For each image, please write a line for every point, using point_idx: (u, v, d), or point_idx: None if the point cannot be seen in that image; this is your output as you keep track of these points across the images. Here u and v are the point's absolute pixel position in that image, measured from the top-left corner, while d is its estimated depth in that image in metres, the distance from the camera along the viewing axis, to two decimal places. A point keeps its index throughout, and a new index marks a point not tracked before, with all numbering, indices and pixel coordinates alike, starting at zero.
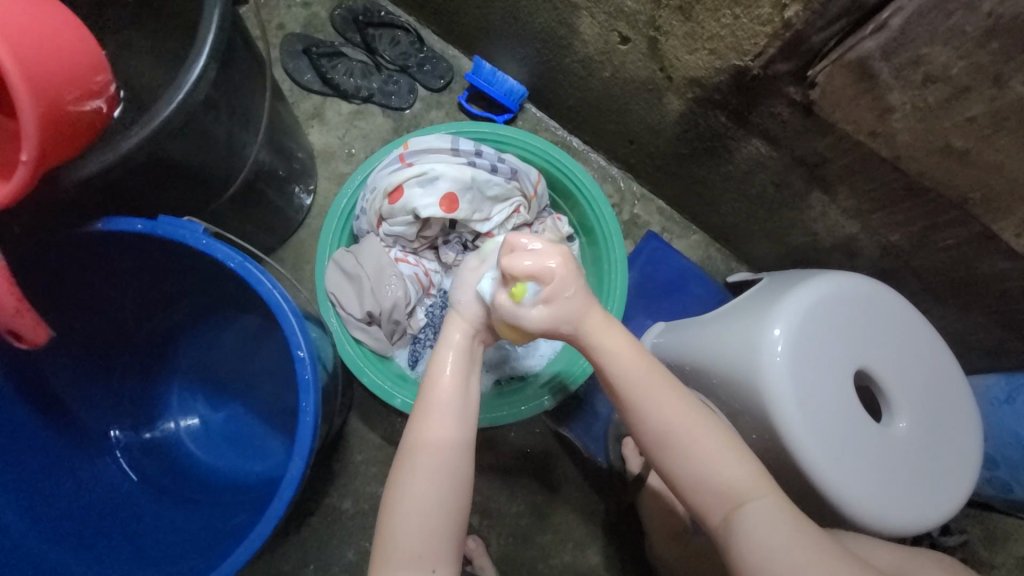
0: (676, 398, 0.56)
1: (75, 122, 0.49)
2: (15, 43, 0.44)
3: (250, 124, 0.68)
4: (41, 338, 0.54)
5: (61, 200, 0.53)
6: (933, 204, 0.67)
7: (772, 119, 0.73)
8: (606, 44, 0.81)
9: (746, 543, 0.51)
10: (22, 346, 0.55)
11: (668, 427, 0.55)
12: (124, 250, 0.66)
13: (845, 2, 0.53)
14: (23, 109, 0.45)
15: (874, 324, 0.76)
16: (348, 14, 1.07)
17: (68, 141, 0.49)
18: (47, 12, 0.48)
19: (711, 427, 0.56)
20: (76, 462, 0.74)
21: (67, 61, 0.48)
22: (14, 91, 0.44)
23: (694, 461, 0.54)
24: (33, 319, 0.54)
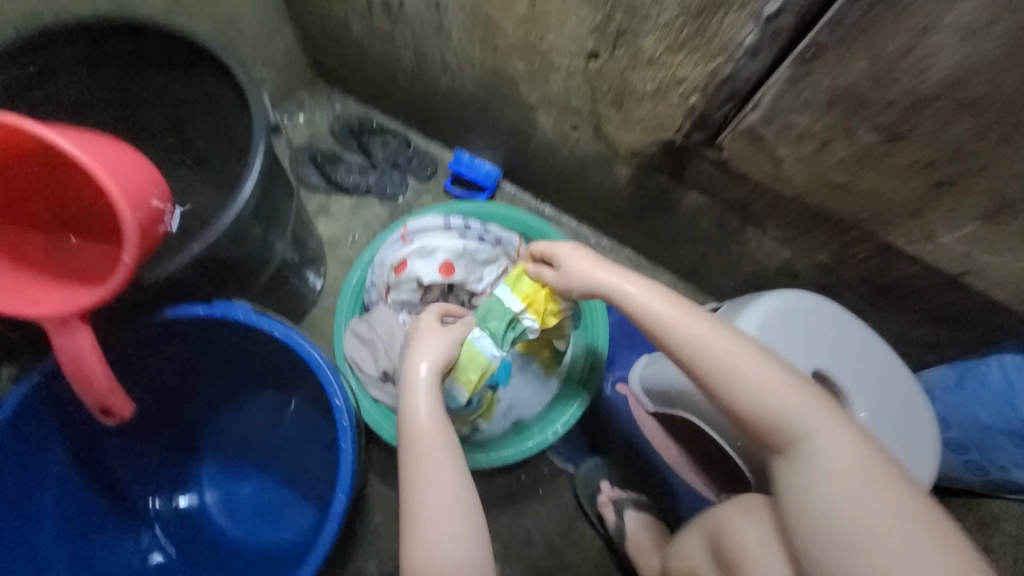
0: (708, 329, 0.61)
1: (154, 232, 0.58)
2: (116, 172, 0.55)
3: (279, 223, 0.83)
4: (129, 411, 0.62)
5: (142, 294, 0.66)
6: (840, 227, 0.84)
7: (701, 175, 0.90)
8: (561, 132, 1.01)
9: (814, 478, 0.55)
10: (109, 422, 0.62)
11: (717, 358, 0.59)
12: (172, 338, 0.78)
13: (728, 91, 0.72)
14: (124, 219, 0.53)
15: (822, 331, 0.90)
16: (346, 127, 1.28)
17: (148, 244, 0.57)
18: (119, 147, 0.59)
19: (763, 362, 0.59)
20: (118, 534, 0.83)
21: (148, 183, 0.58)
22: (117, 207, 0.53)
23: (749, 387, 0.58)
24: (123, 396, 0.61)
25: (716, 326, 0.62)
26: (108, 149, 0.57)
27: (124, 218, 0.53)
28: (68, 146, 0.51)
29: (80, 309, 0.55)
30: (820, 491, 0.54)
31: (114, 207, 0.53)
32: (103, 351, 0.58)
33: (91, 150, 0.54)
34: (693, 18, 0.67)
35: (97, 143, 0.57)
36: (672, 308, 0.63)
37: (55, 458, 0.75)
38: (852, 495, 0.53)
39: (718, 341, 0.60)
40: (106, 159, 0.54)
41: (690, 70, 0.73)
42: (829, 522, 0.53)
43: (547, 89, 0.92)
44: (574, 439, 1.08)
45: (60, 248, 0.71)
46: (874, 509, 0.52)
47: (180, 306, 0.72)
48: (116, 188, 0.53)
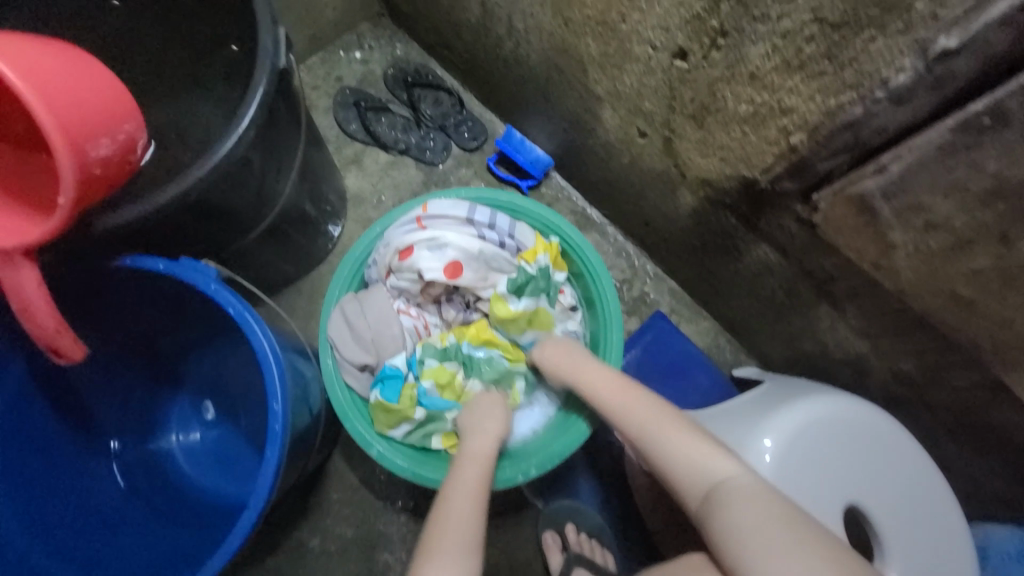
0: (641, 402, 0.71)
1: (108, 171, 0.54)
2: (49, 99, 0.48)
3: (281, 177, 0.75)
4: (79, 354, 0.57)
5: (91, 239, 0.59)
6: (945, 342, 0.64)
7: (781, 230, 0.72)
8: (625, 135, 0.84)
9: (723, 513, 0.58)
10: (61, 363, 0.58)
11: (657, 437, 0.67)
12: (131, 284, 0.69)
13: (847, 138, 0.53)
14: (62, 160, 0.49)
15: (873, 459, 0.72)
16: (400, 74, 1.16)
17: (95, 182, 0.53)
18: (62, 61, 0.52)
19: (694, 434, 0.66)
20: (75, 463, 0.77)
21: (99, 117, 0.52)
22: (53, 146, 0.48)
23: (670, 454, 0.65)
24: (73, 338, 0.57)
25: (639, 392, 0.73)
26: (40, 57, 0.50)
27: (62, 159, 0.49)
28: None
29: (23, 246, 0.51)
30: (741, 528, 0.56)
31: (52, 145, 0.48)
32: (47, 291, 0.54)
33: (29, 72, 0.48)
34: (829, 32, 0.48)
35: (42, 55, 0.50)
36: (611, 379, 0.76)
37: (9, 376, 0.69)
38: (753, 539, 0.55)
39: (633, 408, 0.71)
40: (46, 86, 0.49)
41: (802, 100, 0.55)
42: (736, 542, 0.56)
43: (620, 81, 0.75)
44: (552, 474, 0.99)
45: (27, 164, 0.59)
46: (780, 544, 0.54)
47: (140, 255, 0.64)
48: (53, 126, 0.48)
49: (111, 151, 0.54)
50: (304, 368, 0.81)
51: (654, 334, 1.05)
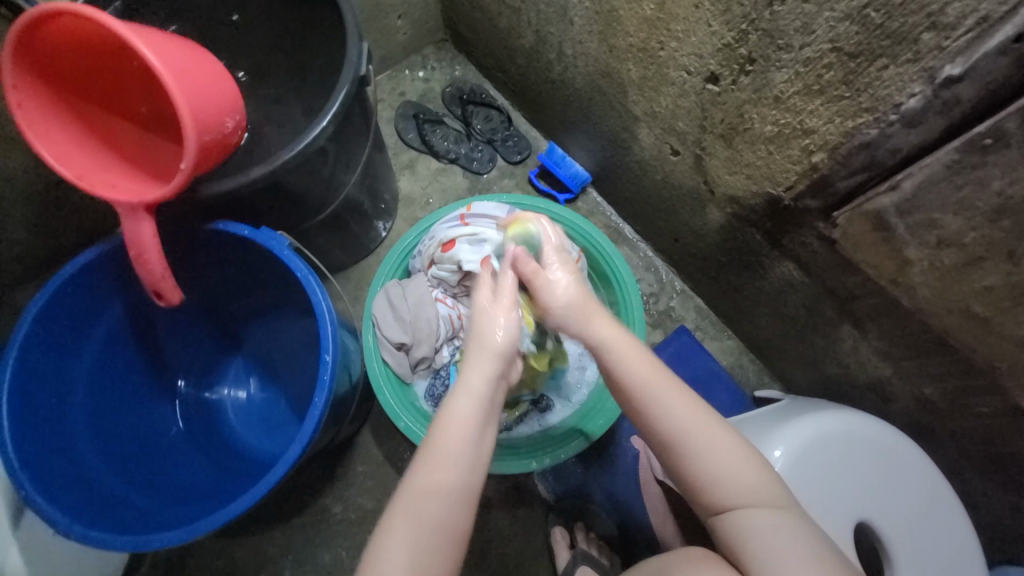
0: (692, 406, 0.58)
1: (215, 146, 0.65)
2: (183, 85, 0.59)
3: (349, 169, 0.85)
4: (176, 298, 0.68)
5: (193, 204, 0.71)
6: (965, 364, 0.65)
7: (804, 247, 0.75)
8: (660, 153, 0.91)
9: (760, 530, 0.53)
10: (160, 303, 0.69)
11: (698, 441, 0.57)
12: (218, 249, 0.81)
13: (865, 158, 0.58)
14: (187, 134, 0.59)
15: (887, 479, 0.72)
16: (456, 92, 1.28)
17: (206, 155, 0.63)
18: (193, 58, 0.63)
19: (738, 448, 0.58)
20: (147, 401, 0.89)
21: (218, 104, 0.64)
22: (182, 123, 0.58)
23: (711, 465, 0.56)
24: (174, 284, 0.68)
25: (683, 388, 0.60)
26: (178, 53, 0.62)
27: (187, 133, 0.59)
28: (150, 57, 0.56)
29: (147, 202, 0.62)
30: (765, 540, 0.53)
31: (178, 118, 0.58)
32: (160, 240, 0.65)
33: (171, 61, 0.59)
34: (845, 60, 0.54)
35: (178, 52, 0.62)
36: (640, 361, 0.60)
37: (108, 317, 0.81)
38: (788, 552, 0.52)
39: (680, 403, 0.58)
40: (181, 74, 0.59)
41: (822, 122, 0.60)
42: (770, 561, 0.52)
43: (656, 103, 0.82)
44: (566, 472, 1.02)
45: (149, 145, 0.72)
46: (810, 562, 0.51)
47: (230, 222, 0.75)
48: (184, 106, 0.58)
49: (218, 132, 0.64)
50: (349, 341, 0.90)
51: (676, 347, 1.08)
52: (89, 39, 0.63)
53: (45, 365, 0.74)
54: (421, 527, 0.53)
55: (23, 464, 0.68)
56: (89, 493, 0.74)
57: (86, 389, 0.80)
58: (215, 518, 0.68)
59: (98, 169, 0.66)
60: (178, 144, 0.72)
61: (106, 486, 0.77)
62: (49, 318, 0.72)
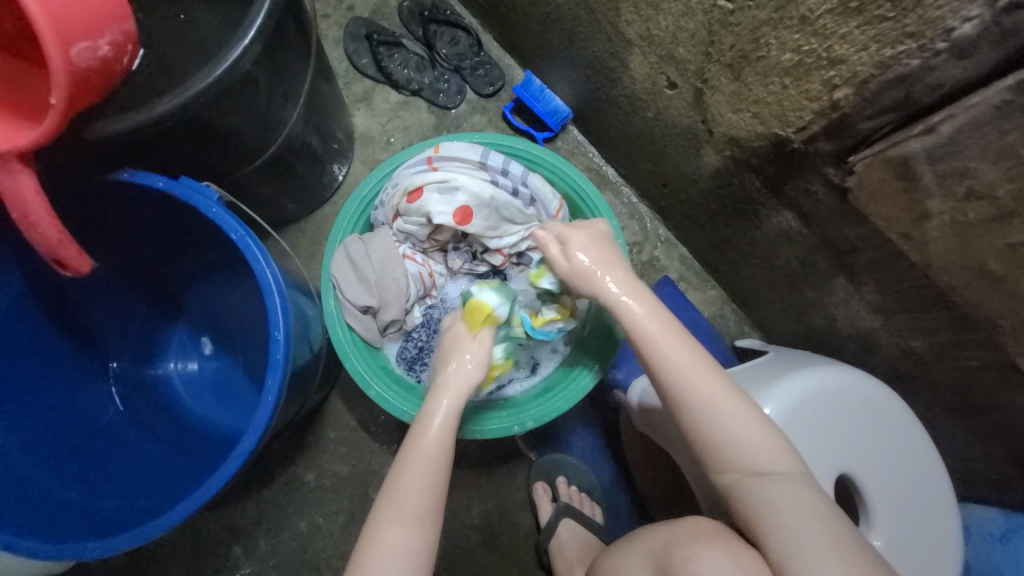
0: (708, 372, 0.60)
1: (99, 69, 0.49)
2: None
3: (288, 103, 0.71)
4: (84, 267, 0.55)
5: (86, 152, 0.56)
6: (961, 320, 0.63)
7: (807, 195, 0.69)
8: (653, 86, 0.80)
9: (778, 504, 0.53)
10: (67, 275, 0.57)
11: (716, 406, 0.58)
12: (132, 202, 0.67)
13: (898, 95, 0.50)
14: (51, 56, 0.45)
15: (870, 430, 0.72)
16: (416, 7, 1.09)
17: (88, 82, 0.49)
18: None
19: (746, 415, 0.59)
20: (74, 384, 0.78)
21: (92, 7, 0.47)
22: (42, 39, 0.44)
23: (726, 433, 0.57)
24: (77, 249, 0.55)
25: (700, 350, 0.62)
26: None
27: (50, 53, 0.45)
28: None
29: (20, 149, 0.48)
30: (783, 518, 0.52)
31: (40, 37, 0.44)
32: (47, 199, 0.51)
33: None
34: None
35: None
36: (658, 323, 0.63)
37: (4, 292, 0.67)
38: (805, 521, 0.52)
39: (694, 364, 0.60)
40: None
41: (854, 50, 0.51)
42: (793, 535, 0.51)
43: (654, 23, 0.70)
44: (546, 429, 1.00)
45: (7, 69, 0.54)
46: (830, 538, 0.50)
47: (140, 170, 0.61)
48: (39, 13, 0.43)
49: (104, 50, 0.49)
50: (306, 306, 0.80)
51: (661, 299, 1.03)
52: None
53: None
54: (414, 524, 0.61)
55: None
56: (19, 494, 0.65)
57: None
58: (168, 516, 0.61)
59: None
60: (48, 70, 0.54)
61: (33, 481, 0.68)
62: None
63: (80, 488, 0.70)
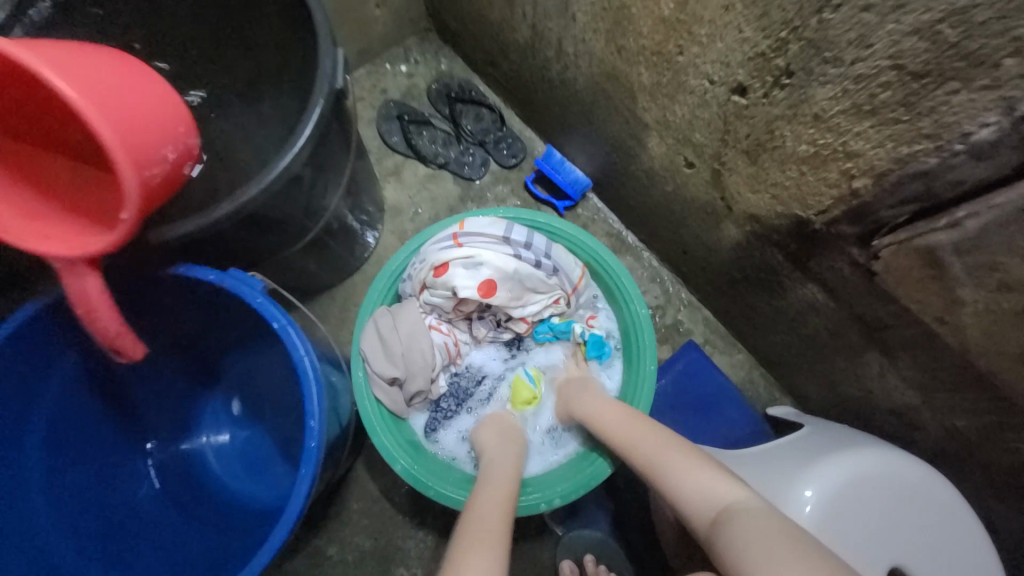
0: (655, 436, 0.68)
1: (161, 182, 0.54)
2: (110, 117, 0.48)
3: (327, 192, 0.76)
4: (139, 353, 0.60)
5: (149, 250, 0.61)
6: (1008, 404, 0.61)
7: (832, 273, 0.69)
8: (671, 164, 0.83)
9: (733, 527, 0.51)
10: (120, 362, 0.61)
11: (660, 458, 0.64)
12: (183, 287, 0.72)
13: (917, 189, 0.51)
14: (124, 176, 0.49)
15: (920, 520, 0.68)
16: (443, 89, 1.18)
17: (152, 194, 0.53)
18: (116, 74, 0.52)
19: (696, 460, 0.62)
20: (111, 463, 0.80)
21: (157, 130, 0.53)
22: (116, 163, 0.48)
23: (671, 475, 0.61)
24: (133, 338, 0.59)
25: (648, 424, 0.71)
26: (97, 71, 0.50)
27: (124, 174, 0.49)
28: (63, 88, 0.45)
29: (89, 256, 0.52)
30: (740, 540, 0.50)
31: (114, 161, 0.48)
32: (111, 297, 0.55)
33: (94, 87, 0.48)
34: (907, 80, 0.46)
35: (95, 70, 0.50)
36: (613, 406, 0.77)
37: (57, 379, 0.71)
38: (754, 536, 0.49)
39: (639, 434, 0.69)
40: (105, 100, 0.49)
41: (870, 146, 0.52)
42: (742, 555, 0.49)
43: (670, 111, 0.74)
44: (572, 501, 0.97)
45: (80, 179, 0.58)
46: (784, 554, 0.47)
47: (193, 265, 0.65)
48: (115, 140, 0.48)
49: (167, 164, 0.54)
50: (336, 379, 0.82)
51: (685, 364, 1.02)
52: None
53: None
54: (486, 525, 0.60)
55: None
56: None
57: (40, 466, 0.72)
58: None
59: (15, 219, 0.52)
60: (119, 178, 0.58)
61: (65, 562, 0.69)
62: None
63: (110, 571, 0.72)
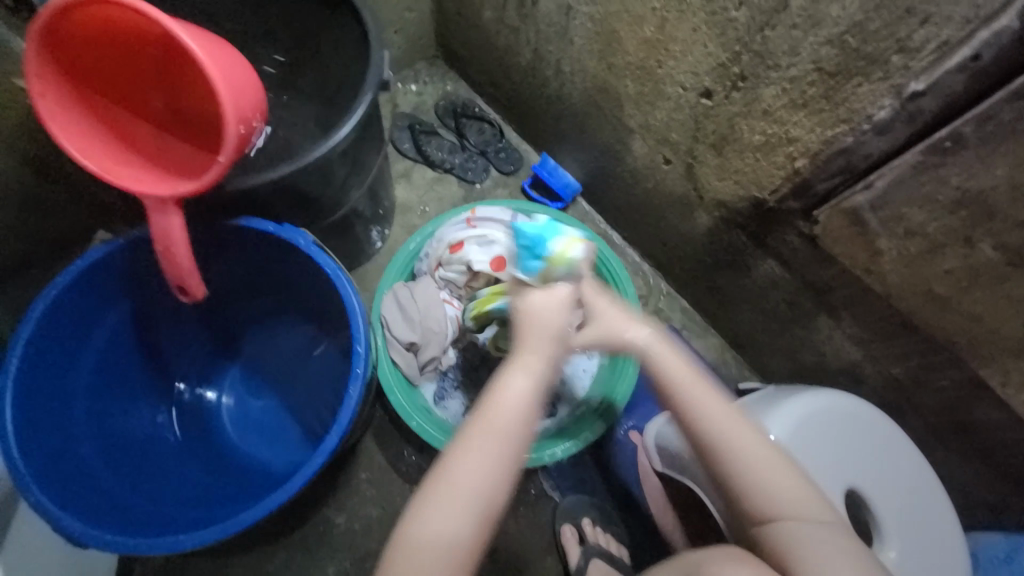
0: (732, 415, 0.62)
1: (244, 142, 0.65)
2: (223, 80, 0.59)
3: (361, 173, 0.87)
4: (200, 293, 0.68)
5: (223, 199, 0.72)
6: (928, 342, 0.75)
7: (786, 245, 0.85)
8: (652, 162, 0.99)
9: (804, 540, 0.56)
10: (183, 300, 0.69)
11: (741, 446, 0.60)
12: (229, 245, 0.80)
13: (842, 162, 0.67)
14: (228, 130, 0.60)
15: (867, 448, 0.80)
16: (450, 105, 1.33)
17: (239, 150, 0.64)
18: (222, 50, 0.64)
19: (777, 456, 0.61)
20: (140, 404, 0.88)
21: (249, 99, 0.64)
22: (224, 119, 0.59)
23: (752, 473, 0.60)
24: (198, 279, 0.67)
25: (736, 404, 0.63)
26: (211, 48, 0.62)
27: (228, 128, 0.60)
28: (192, 49, 0.56)
29: (179, 197, 0.61)
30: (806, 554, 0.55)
31: (222, 116, 0.59)
32: (188, 234, 0.64)
33: (211, 56, 0.59)
34: (826, 78, 0.63)
35: (208, 45, 0.62)
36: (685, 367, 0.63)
37: (106, 321, 0.81)
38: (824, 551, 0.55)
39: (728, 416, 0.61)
40: (218, 68, 0.60)
41: (805, 132, 0.69)
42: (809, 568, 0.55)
43: (651, 116, 0.91)
44: (569, 469, 1.04)
45: (165, 145, 0.72)
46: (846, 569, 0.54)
47: (253, 219, 0.77)
48: (226, 99, 0.59)
49: (251, 126, 0.65)
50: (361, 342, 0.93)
51: None
52: (107, 25, 0.62)
53: (37, 368, 0.73)
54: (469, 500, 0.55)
55: (28, 466, 0.67)
56: (90, 493, 0.74)
57: (88, 394, 0.80)
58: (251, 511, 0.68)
59: (107, 157, 0.64)
60: (193, 140, 0.73)
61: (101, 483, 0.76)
62: (53, 321, 0.73)
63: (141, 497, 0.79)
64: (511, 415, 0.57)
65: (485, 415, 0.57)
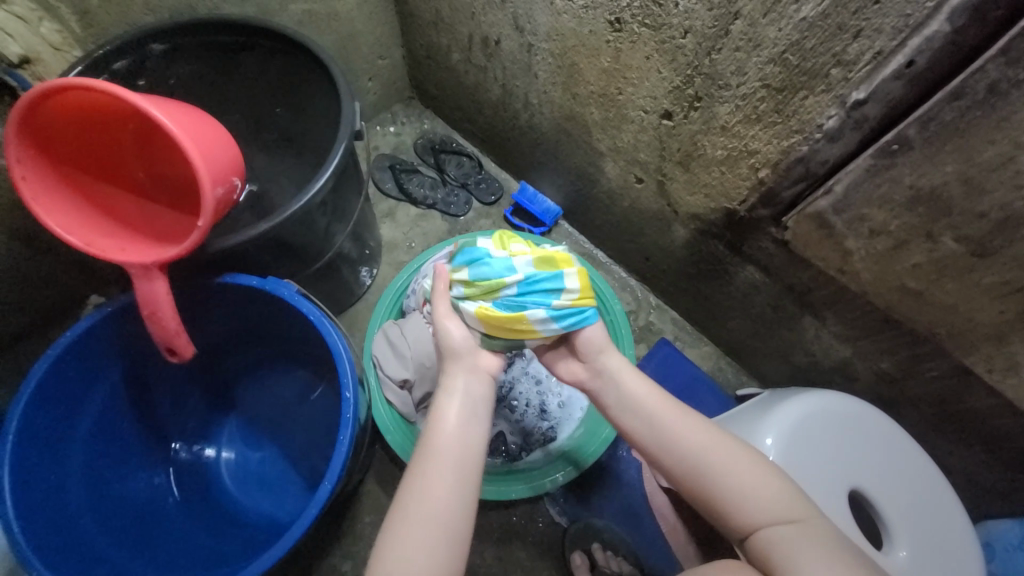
0: (698, 427, 0.67)
1: (222, 202, 0.67)
2: (199, 148, 0.62)
3: (343, 219, 0.90)
4: (189, 351, 0.69)
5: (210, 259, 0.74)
6: (911, 335, 0.76)
7: (762, 251, 0.86)
8: (625, 182, 1.02)
9: (787, 540, 0.57)
10: (173, 360, 0.70)
11: (712, 455, 0.65)
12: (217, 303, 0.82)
13: (801, 170, 0.70)
14: (205, 193, 0.62)
15: (863, 445, 0.80)
16: (428, 143, 1.37)
17: (218, 211, 0.66)
18: (198, 120, 0.67)
19: (749, 460, 0.64)
20: (136, 470, 0.87)
21: (224, 162, 0.66)
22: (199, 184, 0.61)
23: (727, 480, 0.63)
24: (186, 338, 0.69)
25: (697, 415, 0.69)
26: (187, 119, 0.65)
27: (205, 192, 0.62)
28: (166, 123, 0.59)
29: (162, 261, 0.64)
30: (789, 552, 0.56)
31: (199, 182, 0.61)
32: (173, 297, 0.66)
33: (186, 127, 0.62)
34: (774, 93, 0.66)
35: (185, 117, 0.65)
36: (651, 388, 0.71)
37: (100, 388, 0.82)
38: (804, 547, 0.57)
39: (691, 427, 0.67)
40: (194, 137, 0.63)
41: (763, 144, 0.72)
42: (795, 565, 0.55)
43: (618, 139, 0.94)
44: (575, 493, 1.03)
45: (147, 213, 0.75)
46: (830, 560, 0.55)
47: (237, 275, 0.79)
48: (201, 165, 0.61)
49: (227, 188, 0.67)
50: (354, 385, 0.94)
51: (660, 358, 1.15)
52: (87, 109, 0.66)
53: (36, 444, 0.73)
54: (436, 527, 0.59)
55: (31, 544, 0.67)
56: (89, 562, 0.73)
57: (83, 465, 0.80)
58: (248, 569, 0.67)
59: (88, 230, 0.66)
60: (175, 207, 0.77)
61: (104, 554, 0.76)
62: (45, 393, 0.73)
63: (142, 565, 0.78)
64: (459, 440, 0.65)
65: (430, 436, 0.65)
